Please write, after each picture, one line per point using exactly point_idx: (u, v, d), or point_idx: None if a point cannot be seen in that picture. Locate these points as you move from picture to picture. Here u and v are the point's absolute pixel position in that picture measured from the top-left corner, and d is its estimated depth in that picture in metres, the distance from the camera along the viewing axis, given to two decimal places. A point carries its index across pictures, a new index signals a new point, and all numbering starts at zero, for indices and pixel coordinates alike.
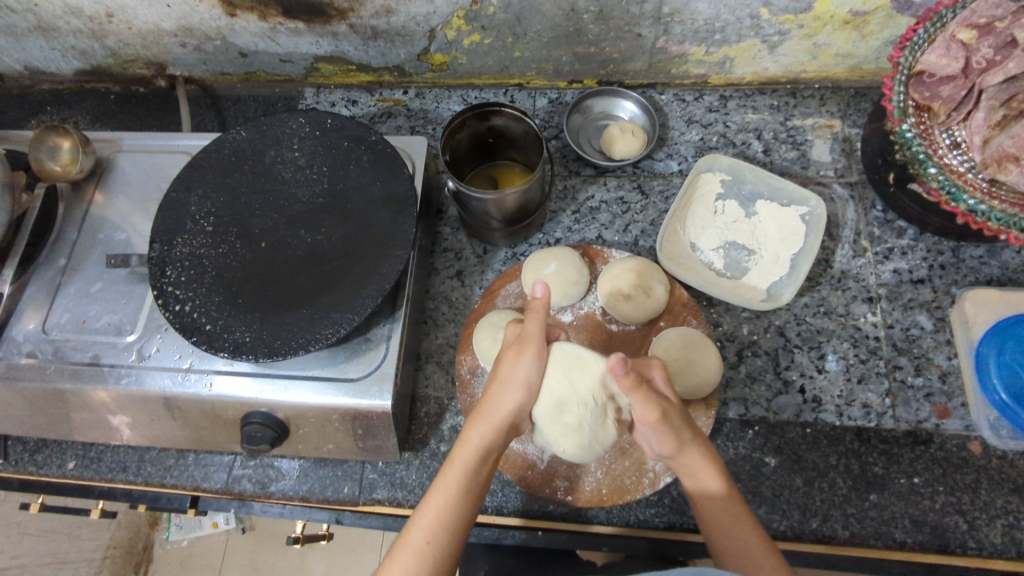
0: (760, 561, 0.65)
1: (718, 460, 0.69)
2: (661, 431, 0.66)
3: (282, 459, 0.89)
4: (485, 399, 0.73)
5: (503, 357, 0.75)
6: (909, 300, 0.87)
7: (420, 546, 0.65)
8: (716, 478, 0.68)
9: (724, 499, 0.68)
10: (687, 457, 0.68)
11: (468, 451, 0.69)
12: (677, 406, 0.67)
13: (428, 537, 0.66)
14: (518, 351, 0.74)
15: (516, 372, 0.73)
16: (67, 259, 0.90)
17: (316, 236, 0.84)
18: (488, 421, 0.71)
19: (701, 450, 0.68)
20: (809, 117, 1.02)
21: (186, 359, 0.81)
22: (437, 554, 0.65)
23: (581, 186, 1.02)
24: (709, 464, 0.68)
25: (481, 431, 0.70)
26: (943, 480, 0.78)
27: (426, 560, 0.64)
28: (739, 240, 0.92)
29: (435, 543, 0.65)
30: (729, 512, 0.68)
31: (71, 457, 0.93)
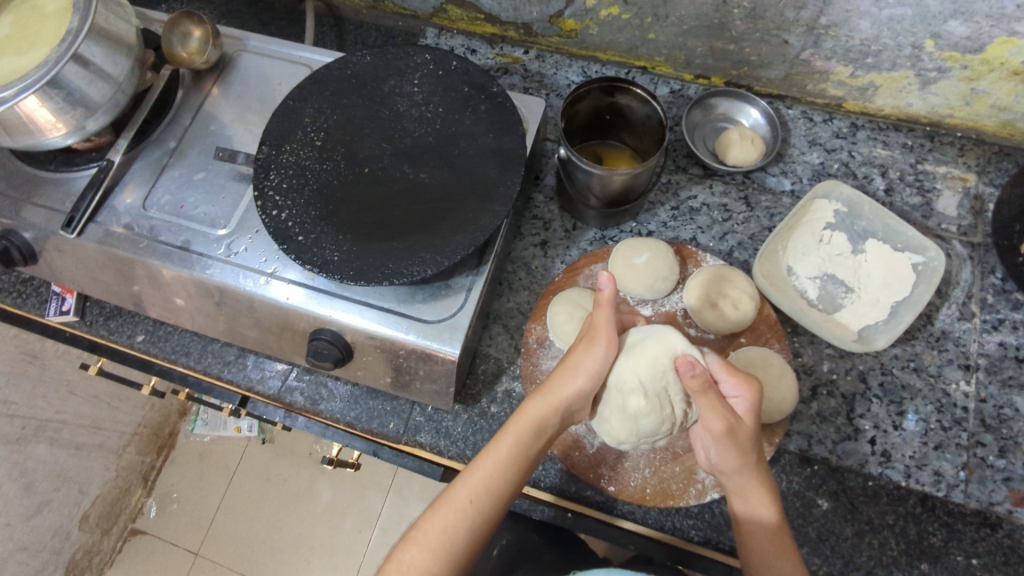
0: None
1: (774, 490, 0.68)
2: (724, 444, 0.66)
3: (337, 381, 0.91)
4: (549, 377, 0.72)
5: (574, 346, 0.75)
6: (1009, 378, 0.82)
7: (463, 505, 0.65)
8: (769, 506, 0.67)
9: (774, 529, 0.66)
10: (744, 478, 0.67)
11: (524, 423, 0.69)
12: (747, 426, 0.66)
13: (472, 498, 0.66)
14: (590, 338, 0.73)
15: (584, 360, 0.73)
16: (176, 143, 0.92)
17: (419, 174, 0.83)
18: (548, 398, 0.70)
19: (760, 474, 0.67)
20: (942, 164, 0.96)
21: (271, 264, 0.82)
22: (477, 516, 0.65)
23: (686, 183, 0.98)
24: (765, 490, 0.67)
25: (540, 405, 0.69)
26: (1004, 568, 0.74)
27: (465, 519, 0.65)
28: (840, 274, 0.88)
29: (478, 505, 0.65)
30: (776, 545, 0.66)
31: (141, 331, 0.97)
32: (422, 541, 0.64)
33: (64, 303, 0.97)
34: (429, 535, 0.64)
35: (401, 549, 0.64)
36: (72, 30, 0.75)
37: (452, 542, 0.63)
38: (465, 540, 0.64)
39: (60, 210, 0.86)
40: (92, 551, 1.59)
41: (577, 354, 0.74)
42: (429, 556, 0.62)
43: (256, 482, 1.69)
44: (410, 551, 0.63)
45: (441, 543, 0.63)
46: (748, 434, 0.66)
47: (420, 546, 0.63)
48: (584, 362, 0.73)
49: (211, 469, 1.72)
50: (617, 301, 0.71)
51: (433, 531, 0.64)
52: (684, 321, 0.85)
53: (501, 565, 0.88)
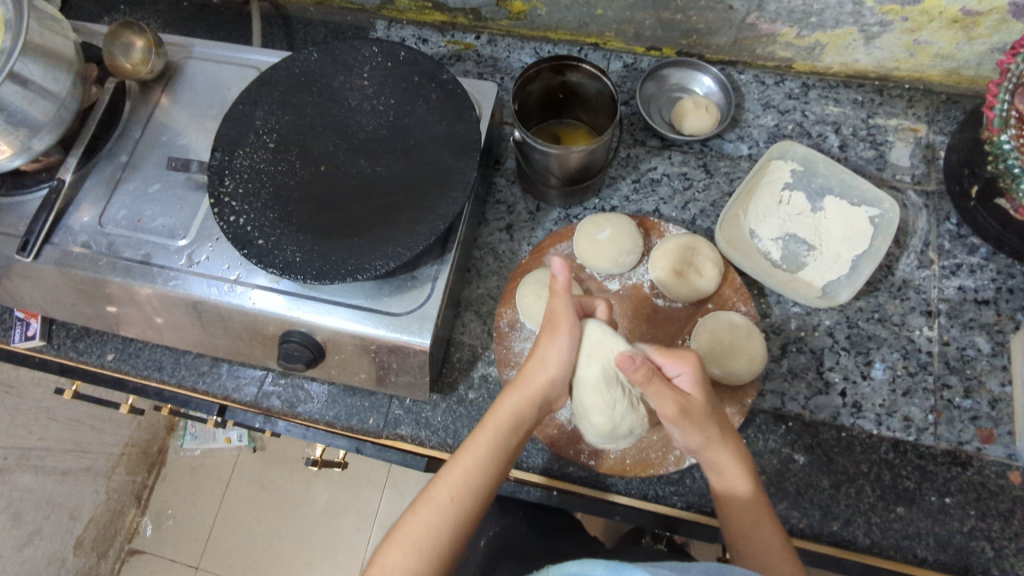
0: (775, 566, 0.65)
1: (747, 460, 0.70)
2: (681, 424, 0.67)
3: (313, 382, 0.91)
4: (519, 372, 0.74)
5: (538, 340, 0.76)
6: (970, 320, 0.84)
7: (445, 502, 0.65)
8: (744, 479, 0.68)
9: (750, 500, 0.68)
10: (715, 454, 0.68)
11: (501, 418, 0.70)
12: (701, 402, 0.67)
13: (454, 494, 0.66)
14: (554, 327, 0.74)
15: (549, 353, 0.74)
16: (128, 157, 0.90)
17: (375, 167, 0.83)
18: (523, 393, 0.71)
19: (731, 447, 0.69)
20: (893, 117, 0.97)
21: (234, 271, 0.82)
22: (460, 510, 0.65)
23: (645, 156, 0.99)
24: (737, 462, 0.69)
25: (514, 399, 0.71)
26: (976, 504, 0.76)
27: (450, 516, 0.65)
28: (801, 233, 0.89)
29: (460, 500, 0.66)
30: (753, 514, 0.68)
31: (111, 350, 0.96)
32: (403, 541, 0.63)
33: (29, 328, 0.95)
34: (411, 534, 0.63)
35: (384, 551, 0.63)
36: (6, 49, 0.73)
37: (435, 539, 0.63)
38: (449, 536, 0.64)
39: (15, 234, 0.85)
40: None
41: (542, 348, 0.75)
42: (413, 555, 0.62)
43: (250, 491, 1.69)
44: (394, 553, 0.62)
45: (425, 542, 0.63)
46: (705, 409, 0.67)
47: (402, 546, 0.62)
48: (550, 355, 0.74)
49: (204, 483, 1.71)
50: (571, 291, 0.71)
51: (417, 530, 0.63)
52: (651, 293, 0.86)
53: (492, 548, 0.89)
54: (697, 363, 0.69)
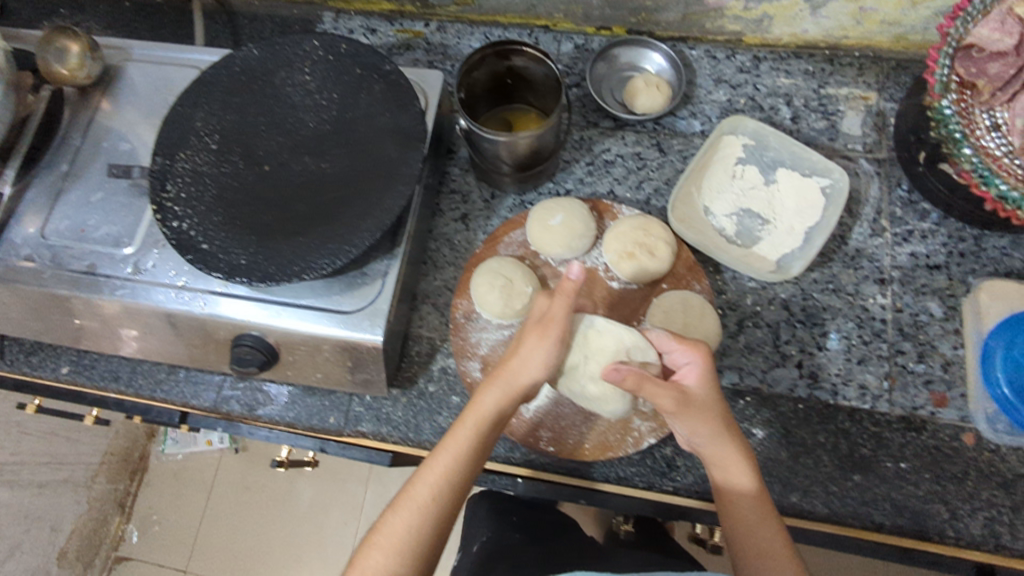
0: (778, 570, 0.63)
1: (750, 460, 0.68)
2: (681, 416, 0.67)
3: (271, 384, 0.90)
4: (502, 364, 0.72)
5: (527, 334, 0.73)
6: (922, 286, 0.85)
7: (425, 501, 0.65)
8: (748, 475, 0.67)
9: (754, 498, 0.66)
10: (719, 453, 0.67)
11: (482, 415, 0.69)
12: (705, 396, 0.67)
13: (434, 494, 0.66)
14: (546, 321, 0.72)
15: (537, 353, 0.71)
16: (69, 166, 0.88)
17: (320, 164, 0.81)
18: (506, 388, 0.70)
19: (736, 446, 0.68)
20: (844, 86, 0.97)
21: (181, 277, 0.81)
22: (440, 509, 0.65)
23: (599, 137, 0.98)
24: (740, 464, 0.67)
25: (497, 396, 0.69)
26: (931, 468, 0.77)
27: (429, 515, 0.65)
28: (755, 207, 0.89)
29: (440, 500, 0.66)
30: (758, 514, 0.66)
31: (66, 362, 0.94)
32: (385, 543, 0.63)
33: None
34: (392, 536, 0.63)
35: (363, 554, 0.63)
36: None
37: (414, 541, 0.63)
38: (430, 537, 0.64)
39: None
40: None
41: (530, 344, 0.72)
42: (392, 557, 0.62)
43: (235, 492, 1.67)
44: (375, 556, 0.62)
45: (407, 544, 0.63)
46: (712, 405, 0.68)
47: (384, 549, 0.62)
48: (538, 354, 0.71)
49: (187, 486, 1.68)
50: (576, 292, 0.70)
51: (397, 532, 0.63)
52: (606, 276, 0.85)
53: None
54: (706, 357, 0.69)
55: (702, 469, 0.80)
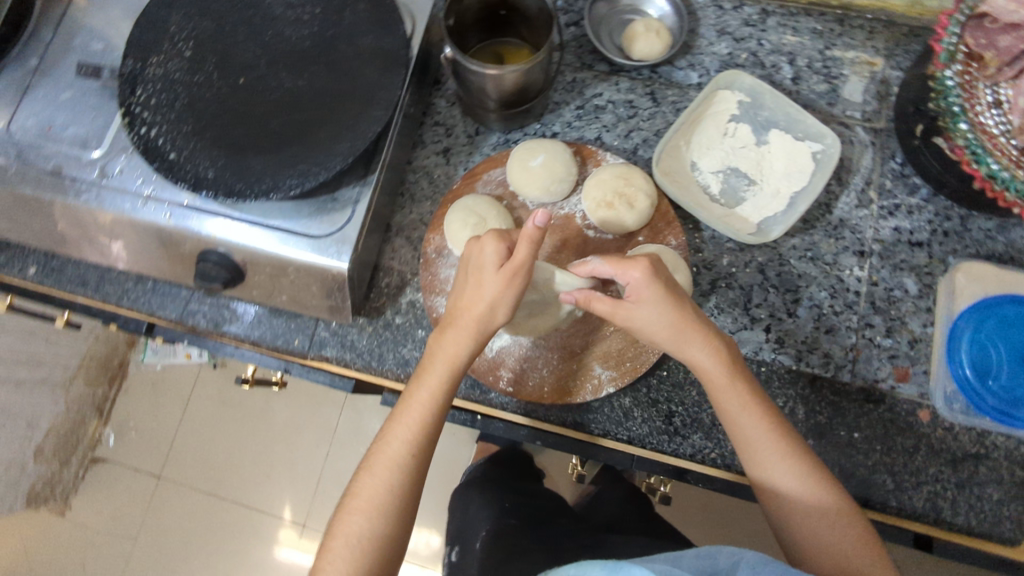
0: (779, 465, 0.66)
1: (728, 359, 0.68)
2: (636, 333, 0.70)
3: (238, 302, 0.89)
4: (461, 306, 0.69)
5: (485, 276, 0.68)
6: (901, 262, 0.84)
7: (401, 456, 0.66)
8: (794, 475, 0.66)
9: (805, 496, 0.65)
10: (693, 360, 0.68)
11: (450, 362, 0.68)
12: (650, 313, 0.67)
13: (408, 448, 0.66)
14: (498, 263, 0.68)
15: (501, 299, 0.67)
16: (38, 62, 0.84)
17: (297, 81, 0.78)
18: (472, 335, 0.68)
19: (709, 351, 0.68)
20: (851, 49, 0.93)
21: (148, 186, 0.79)
22: (416, 460, 0.66)
23: (592, 81, 0.94)
24: (714, 368, 0.68)
25: (463, 343, 0.68)
26: (883, 440, 0.78)
27: (407, 470, 0.65)
28: (742, 166, 0.87)
29: (417, 453, 0.66)
30: (818, 509, 0.64)
31: (33, 264, 0.93)
32: (365, 503, 0.64)
33: None
34: (371, 494, 0.64)
35: (344, 515, 0.64)
36: None
37: (392, 498, 0.64)
38: (408, 489, 0.65)
39: None
40: (51, 481, 1.63)
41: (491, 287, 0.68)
42: (374, 516, 0.63)
43: (212, 404, 1.67)
44: (357, 515, 0.63)
45: (385, 499, 0.64)
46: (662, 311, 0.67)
47: (365, 510, 0.63)
48: (503, 300, 0.68)
49: (165, 397, 1.67)
50: (540, 237, 0.66)
51: (375, 489, 0.64)
52: (583, 223, 0.84)
53: None
54: (647, 271, 0.67)
55: (658, 421, 0.80)
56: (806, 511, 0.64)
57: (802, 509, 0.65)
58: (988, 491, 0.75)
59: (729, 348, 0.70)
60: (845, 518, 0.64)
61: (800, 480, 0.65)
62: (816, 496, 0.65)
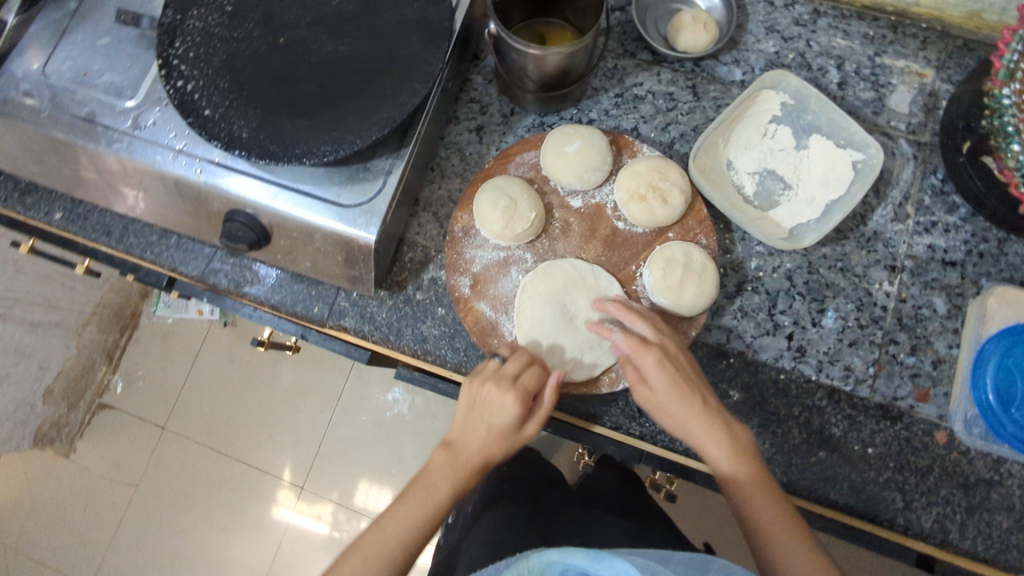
0: (802, 562, 0.65)
1: (742, 452, 0.69)
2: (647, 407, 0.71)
3: (261, 264, 0.89)
4: (468, 427, 0.71)
5: (499, 403, 0.70)
6: (932, 280, 0.82)
7: (381, 550, 0.68)
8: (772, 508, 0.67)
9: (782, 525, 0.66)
10: (705, 448, 0.69)
11: (450, 478, 0.70)
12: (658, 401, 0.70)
13: (392, 544, 0.69)
14: (518, 421, 0.70)
15: (510, 431, 0.70)
16: (78, 5, 0.83)
17: (337, 46, 0.77)
18: (477, 461, 0.70)
19: (723, 441, 0.68)
20: (902, 58, 0.90)
21: (180, 141, 0.78)
22: (393, 561, 0.68)
23: (633, 70, 0.92)
24: (728, 461, 0.68)
25: (468, 463, 0.70)
26: (896, 458, 0.77)
27: (382, 567, 0.68)
28: (779, 170, 0.85)
29: (398, 554, 0.69)
30: (784, 530, 0.66)
31: (59, 209, 0.93)
32: None
33: None
34: None
35: None
36: None
37: None
38: None
39: None
40: (59, 422, 1.63)
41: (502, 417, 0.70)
42: None
43: (220, 363, 1.69)
44: None
45: None
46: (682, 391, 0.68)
47: None
48: (510, 436, 0.71)
49: (174, 350, 1.70)
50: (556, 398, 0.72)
51: None
52: (613, 215, 0.83)
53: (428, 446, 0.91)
54: (661, 364, 0.69)
55: None
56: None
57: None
58: (997, 518, 0.75)
59: (744, 444, 0.69)
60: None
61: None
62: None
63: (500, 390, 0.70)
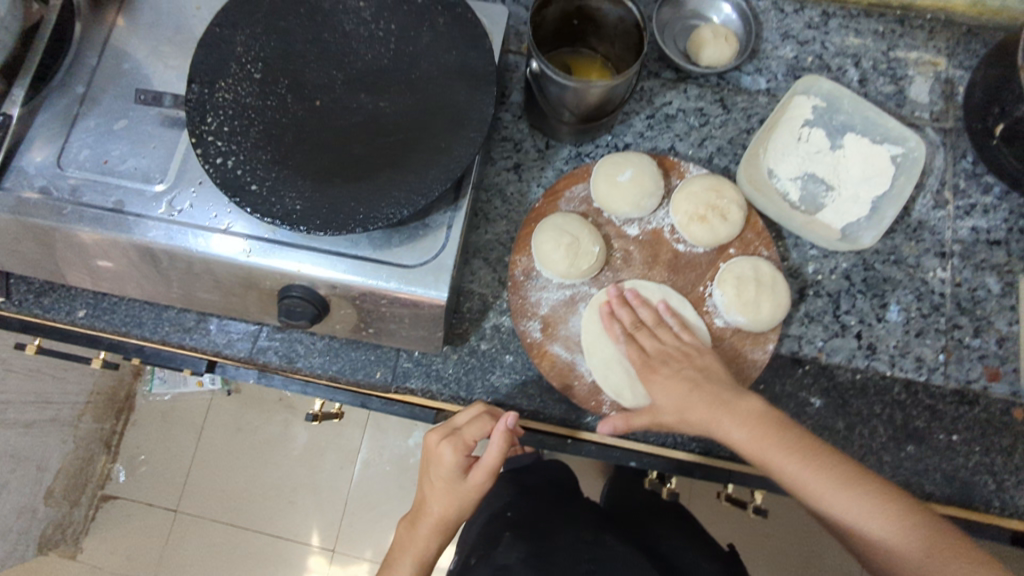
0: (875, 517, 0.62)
1: (756, 423, 0.67)
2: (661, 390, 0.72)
3: (312, 336, 0.86)
4: (427, 491, 0.76)
5: (441, 467, 0.73)
6: (982, 261, 0.85)
7: None
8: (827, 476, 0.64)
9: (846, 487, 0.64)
10: (719, 426, 0.68)
11: (419, 547, 0.75)
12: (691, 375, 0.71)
13: None
14: (460, 469, 0.73)
15: (456, 489, 0.73)
16: (86, 88, 0.78)
17: (378, 103, 0.74)
18: (438, 523, 0.74)
19: (733, 417, 0.68)
20: (914, 50, 0.93)
21: (223, 220, 0.74)
22: None
23: (660, 89, 0.92)
24: (747, 436, 0.67)
25: (429, 525, 0.74)
26: (980, 440, 0.79)
27: None
28: (820, 172, 0.86)
29: None
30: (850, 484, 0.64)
31: (82, 306, 0.88)
32: None
33: None
34: None
35: None
36: None
37: None
38: None
39: None
40: (62, 523, 1.50)
41: (447, 479, 0.73)
42: None
43: (227, 434, 1.58)
44: None
45: None
46: (674, 392, 0.70)
47: None
48: (460, 494, 0.73)
49: (178, 428, 1.59)
50: (505, 445, 0.70)
51: None
52: (671, 237, 0.82)
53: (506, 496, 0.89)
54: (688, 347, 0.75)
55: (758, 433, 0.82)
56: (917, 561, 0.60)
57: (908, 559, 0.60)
58: None
59: (760, 412, 0.68)
60: (949, 555, 0.59)
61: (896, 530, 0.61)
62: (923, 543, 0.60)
63: (438, 440, 0.74)
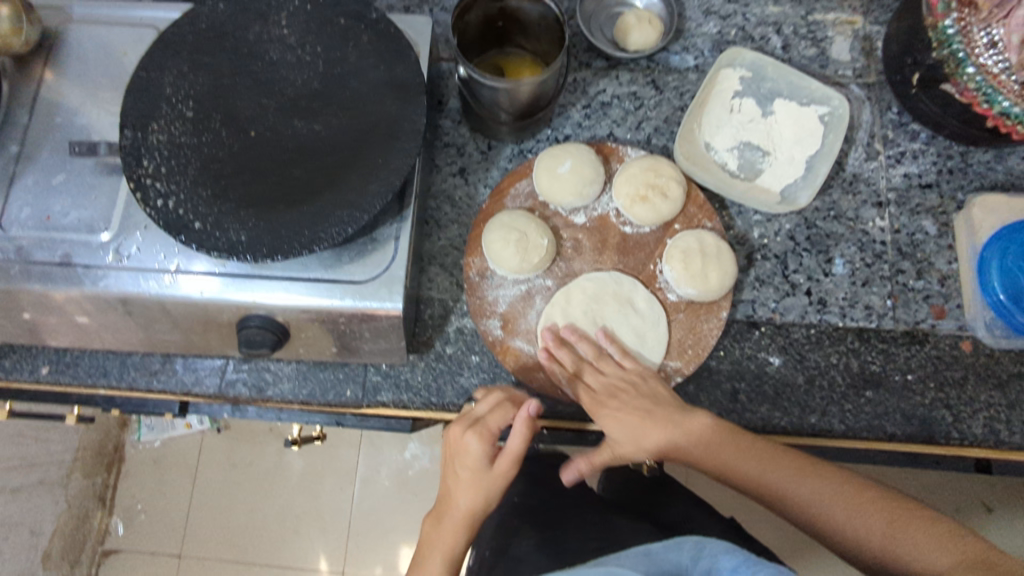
0: (828, 504, 0.67)
1: (700, 437, 0.71)
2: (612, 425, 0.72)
3: (279, 362, 0.87)
4: (448, 489, 0.73)
5: (466, 459, 0.72)
6: (917, 206, 0.88)
7: None
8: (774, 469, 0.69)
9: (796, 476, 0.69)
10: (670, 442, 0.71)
11: (447, 547, 0.69)
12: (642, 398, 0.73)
13: None
14: (487, 456, 0.71)
15: (484, 479, 0.71)
16: (20, 147, 0.78)
17: (313, 126, 0.75)
18: (466, 518, 0.70)
19: (681, 430, 0.71)
20: (831, 11, 0.96)
21: (172, 260, 0.74)
22: None
23: (592, 79, 0.94)
24: (698, 452, 0.70)
25: (456, 521, 0.70)
26: (934, 377, 0.82)
27: None
28: (754, 139, 0.88)
29: None
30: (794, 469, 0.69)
31: (45, 363, 0.88)
32: None
33: None
34: None
35: None
36: None
37: None
38: None
39: None
40: None
41: (474, 469, 0.71)
42: None
43: (221, 472, 1.58)
44: None
45: None
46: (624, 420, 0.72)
47: None
48: (487, 485, 0.71)
49: (170, 473, 1.59)
50: (531, 430, 0.71)
51: None
52: (618, 221, 0.84)
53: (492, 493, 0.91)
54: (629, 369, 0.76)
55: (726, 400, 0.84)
56: (874, 542, 0.65)
57: (861, 538, 0.65)
58: None
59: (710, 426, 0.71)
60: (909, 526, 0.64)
61: (855, 519, 0.66)
62: (872, 518, 0.66)
63: (461, 431, 0.73)
